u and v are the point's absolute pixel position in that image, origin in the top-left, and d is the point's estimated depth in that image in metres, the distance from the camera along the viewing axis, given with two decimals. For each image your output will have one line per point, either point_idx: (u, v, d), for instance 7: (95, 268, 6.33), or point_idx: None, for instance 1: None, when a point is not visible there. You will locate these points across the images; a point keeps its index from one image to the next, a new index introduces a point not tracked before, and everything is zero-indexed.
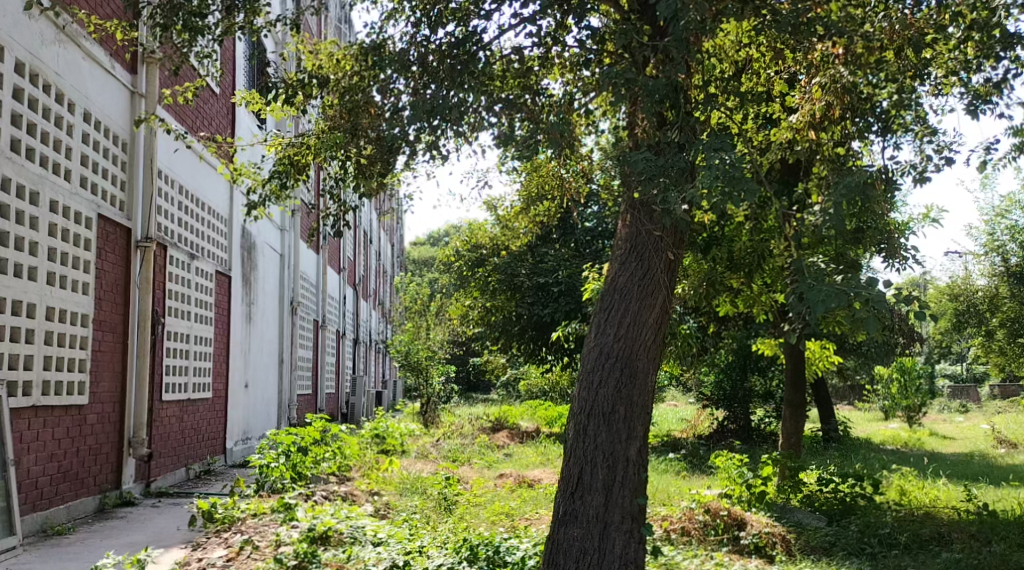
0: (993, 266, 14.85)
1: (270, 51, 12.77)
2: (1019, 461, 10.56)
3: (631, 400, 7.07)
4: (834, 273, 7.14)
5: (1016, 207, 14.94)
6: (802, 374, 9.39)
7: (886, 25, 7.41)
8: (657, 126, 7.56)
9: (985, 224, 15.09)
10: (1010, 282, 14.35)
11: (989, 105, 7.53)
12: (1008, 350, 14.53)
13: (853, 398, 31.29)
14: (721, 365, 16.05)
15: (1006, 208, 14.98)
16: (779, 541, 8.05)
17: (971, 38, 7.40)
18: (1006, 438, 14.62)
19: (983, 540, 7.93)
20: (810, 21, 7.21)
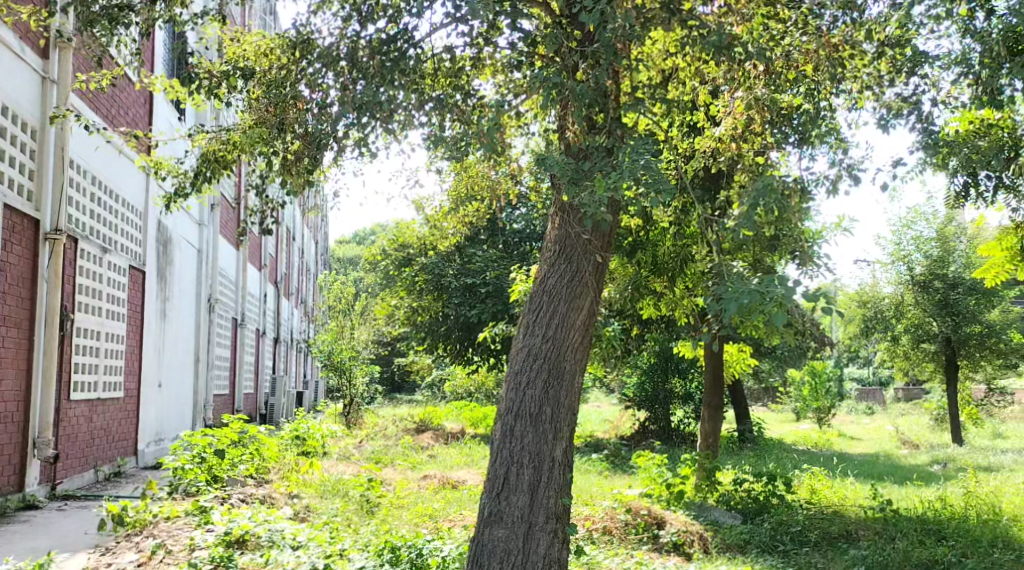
0: (899, 274, 16.23)
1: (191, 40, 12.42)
2: (922, 461, 11.07)
3: (558, 400, 7.13)
4: (752, 276, 7.39)
5: (920, 218, 15.80)
6: (721, 375, 9.61)
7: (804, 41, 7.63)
8: (586, 130, 7.61)
9: (893, 234, 16.04)
10: (914, 290, 15.99)
11: (899, 120, 7.90)
12: (913, 354, 16.45)
13: (768, 399, 32.29)
14: (644, 367, 16.34)
15: (911, 220, 15.87)
16: (696, 540, 8.29)
17: (884, 54, 7.74)
18: (909, 440, 15.35)
19: (887, 537, 8.31)
20: (730, 37, 7.29)
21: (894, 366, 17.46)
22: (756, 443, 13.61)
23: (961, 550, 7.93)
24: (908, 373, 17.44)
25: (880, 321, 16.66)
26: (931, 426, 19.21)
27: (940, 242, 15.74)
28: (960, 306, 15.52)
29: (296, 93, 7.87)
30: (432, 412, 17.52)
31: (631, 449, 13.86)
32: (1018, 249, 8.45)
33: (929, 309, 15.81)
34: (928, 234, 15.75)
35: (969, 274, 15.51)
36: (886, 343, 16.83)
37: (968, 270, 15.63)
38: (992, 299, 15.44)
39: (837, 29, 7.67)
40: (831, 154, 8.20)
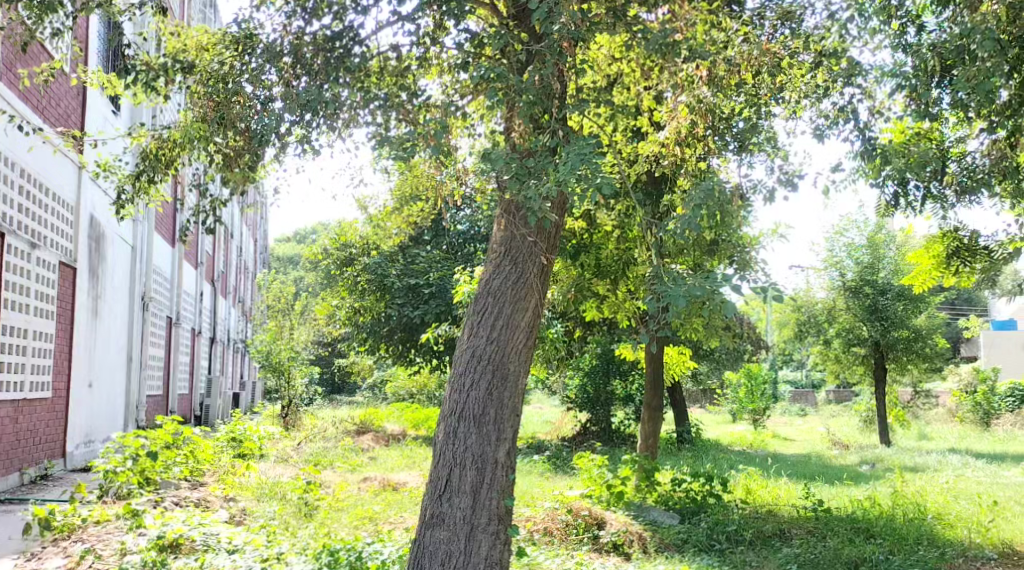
0: (832, 280, 16.68)
1: (132, 33, 12.01)
2: (852, 462, 11.38)
3: (502, 402, 7.13)
4: (692, 277, 7.52)
5: (852, 225, 16.26)
6: (662, 376, 9.72)
7: (745, 50, 7.71)
8: (532, 131, 7.59)
9: (826, 241, 16.51)
10: (846, 296, 16.44)
11: (833, 129, 8.11)
12: (844, 358, 16.82)
13: (705, 402, 32.76)
14: (585, 369, 16.32)
15: (843, 227, 16.33)
16: (635, 540, 8.39)
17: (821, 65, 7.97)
18: (839, 442, 15.77)
19: (818, 536, 8.53)
20: (674, 43, 7.39)
21: (826, 369, 17.86)
22: (695, 444, 13.87)
23: (888, 547, 8.19)
24: (840, 376, 17.83)
25: (813, 325, 17.06)
26: (861, 428, 19.70)
27: (871, 248, 16.36)
28: (889, 311, 16.03)
29: (239, 89, 7.75)
30: (375, 415, 17.26)
31: (572, 450, 13.93)
32: (943, 256, 8.84)
33: (859, 314, 16.26)
34: (860, 241, 16.34)
35: (898, 280, 16.07)
36: (818, 347, 17.21)
37: (897, 276, 16.18)
38: (919, 305, 16.17)
39: (777, 40, 7.78)
40: (768, 162, 8.37)
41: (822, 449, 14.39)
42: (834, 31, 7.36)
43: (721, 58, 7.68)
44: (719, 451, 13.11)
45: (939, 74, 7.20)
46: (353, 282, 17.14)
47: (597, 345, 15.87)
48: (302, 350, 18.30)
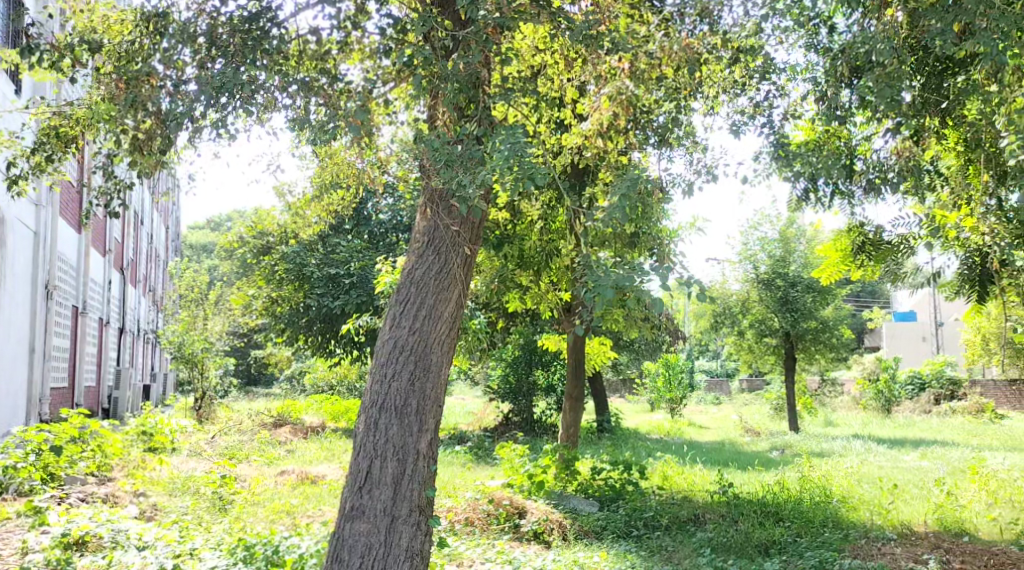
0: (745, 272, 17.13)
1: (32, 7, 11.33)
2: (763, 449, 11.73)
3: (424, 393, 6.96)
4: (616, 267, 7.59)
5: (765, 220, 16.70)
6: (583, 366, 9.81)
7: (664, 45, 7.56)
8: (457, 119, 7.48)
9: (740, 235, 16.91)
10: (759, 288, 16.93)
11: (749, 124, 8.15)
12: (756, 348, 17.36)
13: (625, 391, 33.21)
14: (508, 360, 16.14)
15: (757, 222, 16.75)
16: (556, 527, 8.46)
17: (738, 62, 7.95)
18: (751, 429, 16.25)
19: (730, 519, 8.77)
20: (597, 34, 7.35)
21: (739, 359, 18.32)
22: (614, 433, 14.14)
23: (796, 530, 8.46)
24: (753, 366, 18.27)
25: (728, 316, 17.46)
26: (771, 416, 20.30)
27: (783, 243, 16.77)
28: (799, 303, 16.64)
29: (149, 69, 7.39)
30: (291, 406, 16.94)
31: (493, 440, 13.97)
32: (852, 251, 8.92)
33: (771, 306, 16.80)
34: (772, 236, 16.70)
35: (808, 273, 16.58)
36: (732, 338, 17.59)
37: (807, 269, 16.68)
38: (826, 297, 16.77)
39: (696, 36, 7.71)
40: (687, 157, 8.44)
41: (733, 437, 14.79)
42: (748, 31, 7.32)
43: (641, 51, 7.64)
44: (637, 440, 13.22)
45: (847, 76, 7.31)
46: (271, 272, 16.72)
47: (520, 336, 15.89)
48: (216, 341, 17.81)
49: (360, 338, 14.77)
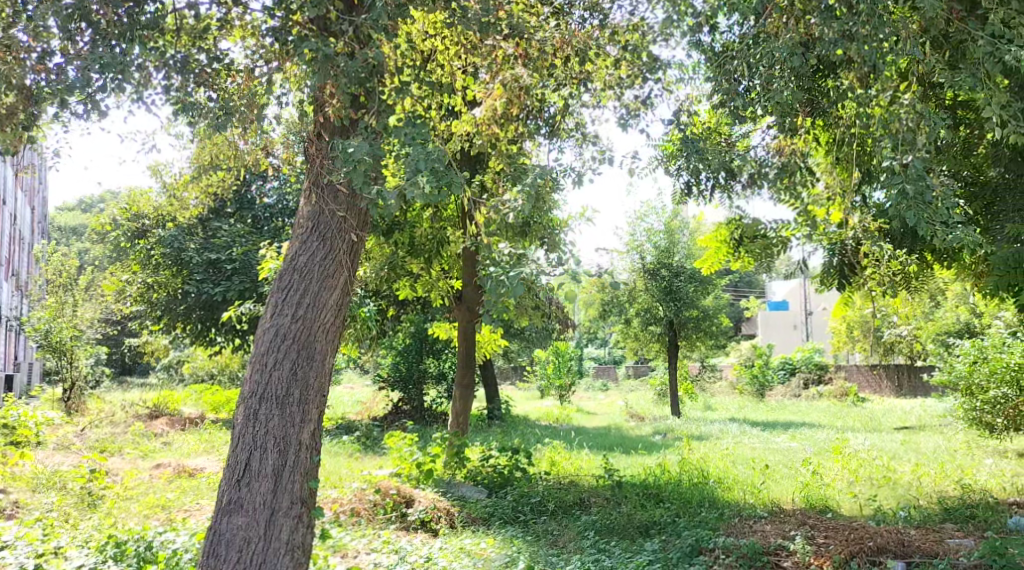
0: (633, 263, 17.45)
1: None
2: (647, 433, 12.00)
3: (307, 382, 6.61)
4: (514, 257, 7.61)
5: (651, 212, 17.04)
6: (474, 354, 9.79)
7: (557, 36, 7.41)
8: (351, 108, 6.92)
9: (628, 226, 17.19)
10: (646, 278, 17.30)
11: (637, 119, 7.85)
12: (641, 335, 17.73)
13: (514, 377, 33.50)
14: (398, 348, 15.58)
15: (643, 213, 17.06)
16: (443, 516, 8.42)
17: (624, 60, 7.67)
18: (637, 415, 16.64)
19: (614, 502, 8.88)
20: (495, 22, 7.03)
21: (625, 346, 18.72)
22: (504, 421, 14.24)
23: (675, 510, 8.64)
24: (638, 353, 18.65)
25: (616, 305, 17.80)
26: (655, 401, 20.85)
27: (667, 234, 17.12)
28: (682, 293, 17.14)
29: (10, 40, 6.77)
30: (168, 396, 16.26)
31: (381, 430, 13.81)
32: (730, 241, 9.06)
33: (656, 295, 17.24)
34: (658, 227, 17.02)
35: (690, 264, 17.10)
36: (619, 326, 17.90)
37: (690, 260, 17.20)
38: (707, 287, 17.27)
39: (585, 30, 7.67)
40: (577, 148, 8.39)
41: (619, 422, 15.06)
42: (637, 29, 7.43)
43: (533, 39, 7.53)
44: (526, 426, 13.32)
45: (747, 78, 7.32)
46: (147, 256, 15.85)
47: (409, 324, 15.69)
48: (86, 328, 16.92)
49: (242, 326, 14.28)
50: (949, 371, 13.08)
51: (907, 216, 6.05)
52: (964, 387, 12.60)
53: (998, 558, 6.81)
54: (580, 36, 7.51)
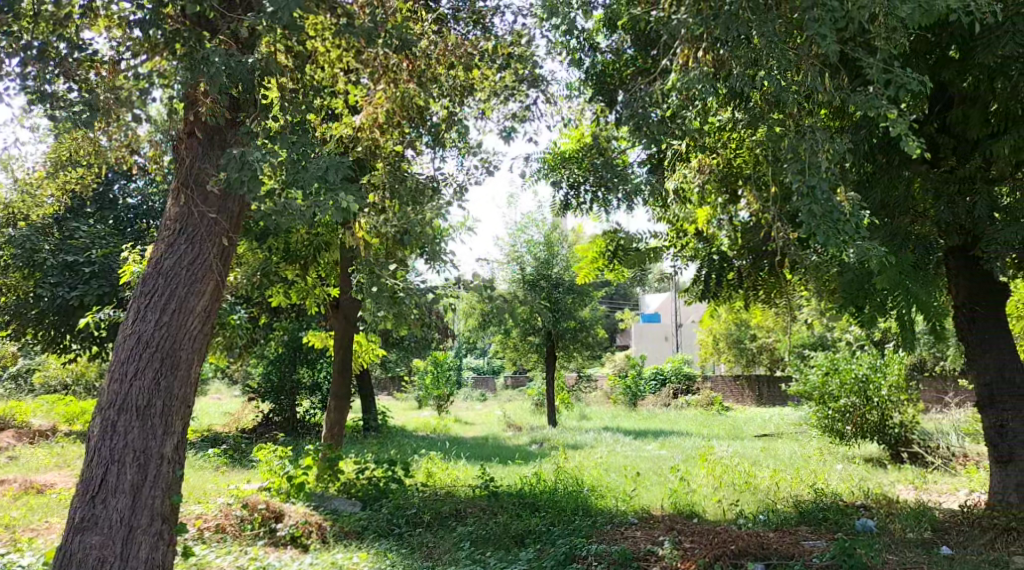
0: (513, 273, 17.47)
1: None
2: (523, 442, 12.03)
3: (171, 392, 6.23)
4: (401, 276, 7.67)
5: (532, 224, 17.10)
6: (350, 364, 9.60)
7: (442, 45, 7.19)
8: (228, 112, 6.58)
9: (509, 237, 17.22)
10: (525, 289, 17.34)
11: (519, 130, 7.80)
12: (521, 346, 17.80)
13: (390, 388, 33.08)
14: (270, 357, 15.07)
15: (524, 225, 17.11)
16: (315, 530, 8.13)
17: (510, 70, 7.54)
18: (514, 425, 16.66)
19: (491, 512, 8.79)
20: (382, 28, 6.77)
21: (504, 357, 18.77)
22: (380, 432, 13.99)
23: (550, 519, 8.60)
24: (516, 363, 18.69)
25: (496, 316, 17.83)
26: (530, 412, 20.95)
27: (547, 246, 17.20)
28: (560, 304, 17.28)
29: None
30: (16, 406, 15.19)
31: (251, 442, 13.27)
32: (608, 251, 8.56)
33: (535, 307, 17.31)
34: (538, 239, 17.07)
35: (569, 276, 17.23)
36: (499, 337, 17.96)
37: (569, 272, 17.31)
38: (584, 299, 17.46)
39: (468, 40, 7.55)
40: (460, 157, 8.22)
41: (496, 432, 15.06)
42: (522, 40, 7.44)
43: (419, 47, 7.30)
44: (404, 438, 13.14)
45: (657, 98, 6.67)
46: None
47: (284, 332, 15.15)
48: None
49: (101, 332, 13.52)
50: (805, 381, 13.58)
51: (814, 234, 5.63)
52: (817, 397, 13.19)
53: (848, 558, 6.78)
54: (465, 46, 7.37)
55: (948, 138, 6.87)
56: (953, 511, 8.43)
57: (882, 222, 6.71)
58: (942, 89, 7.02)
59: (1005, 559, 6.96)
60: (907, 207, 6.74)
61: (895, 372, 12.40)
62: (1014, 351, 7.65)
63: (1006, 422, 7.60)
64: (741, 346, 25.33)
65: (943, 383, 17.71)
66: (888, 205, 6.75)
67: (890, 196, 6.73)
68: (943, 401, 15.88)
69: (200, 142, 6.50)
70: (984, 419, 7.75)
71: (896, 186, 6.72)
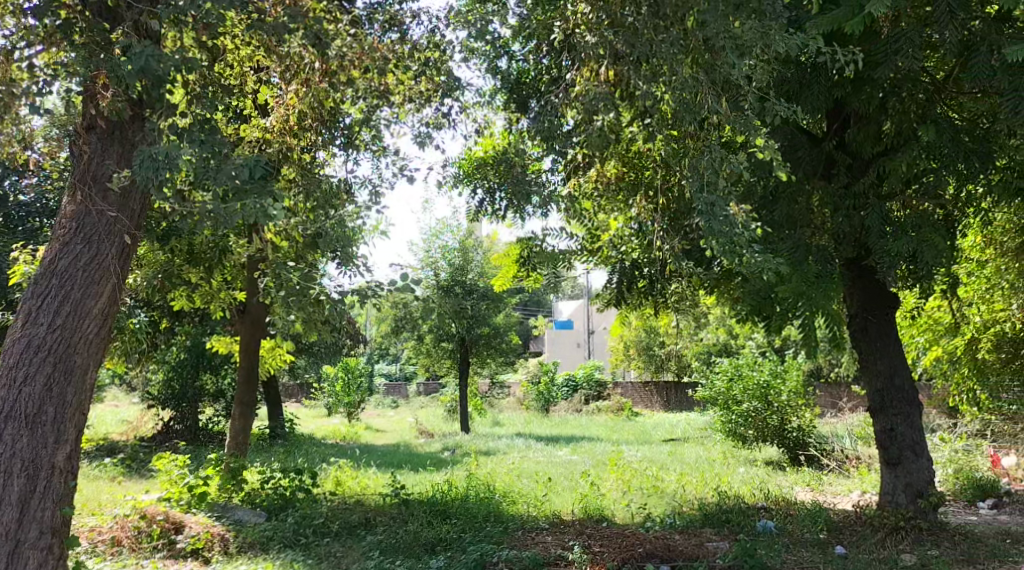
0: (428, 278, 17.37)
1: None
2: (434, 449, 11.89)
3: (64, 399, 5.89)
4: (310, 280, 7.46)
5: (446, 229, 16.86)
6: (256, 371, 9.34)
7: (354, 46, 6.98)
8: (132, 107, 6.21)
9: (423, 242, 16.84)
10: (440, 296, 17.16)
11: (435, 135, 7.63)
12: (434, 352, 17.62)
13: (299, 395, 32.39)
14: (171, 363, 14.52)
15: (439, 230, 16.84)
16: (217, 542, 7.83)
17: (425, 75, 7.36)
18: (425, 431, 16.49)
19: (402, 521, 8.61)
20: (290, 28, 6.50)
21: (417, 362, 18.56)
22: (287, 440, 13.65)
23: (462, 526, 8.45)
24: (429, 369, 18.50)
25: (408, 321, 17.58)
26: (443, 418, 20.78)
27: (461, 252, 16.93)
28: (474, 310, 17.17)
29: None
30: None
31: (149, 452, 12.78)
32: (520, 259, 8.67)
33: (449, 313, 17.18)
34: (452, 244, 16.83)
35: (484, 282, 17.11)
36: (411, 342, 17.74)
37: (483, 279, 17.22)
38: (498, 305, 17.39)
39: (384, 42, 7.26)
40: (372, 160, 8.01)
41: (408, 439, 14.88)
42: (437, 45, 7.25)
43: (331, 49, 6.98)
44: (311, 445, 12.87)
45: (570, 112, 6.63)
46: None
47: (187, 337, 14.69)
48: None
49: None
50: (709, 387, 13.79)
51: None
52: (722, 402, 13.35)
53: (749, 558, 6.81)
54: (379, 48, 7.15)
55: (846, 155, 6.98)
56: (848, 512, 8.57)
57: (783, 234, 6.77)
58: (841, 107, 7.17)
59: (894, 557, 7.06)
60: (806, 221, 6.79)
61: (793, 379, 12.76)
62: (905, 358, 7.82)
63: (896, 426, 7.71)
64: (651, 353, 25.70)
65: (839, 388, 18.25)
66: (791, 219, 6.78)
67: (794, 210, 6.75)
68: (839, 407, 16.36)
69: (99, 138, 6.16)
70: (876, 424, 7.86)
71: (798, 200, 6.79)
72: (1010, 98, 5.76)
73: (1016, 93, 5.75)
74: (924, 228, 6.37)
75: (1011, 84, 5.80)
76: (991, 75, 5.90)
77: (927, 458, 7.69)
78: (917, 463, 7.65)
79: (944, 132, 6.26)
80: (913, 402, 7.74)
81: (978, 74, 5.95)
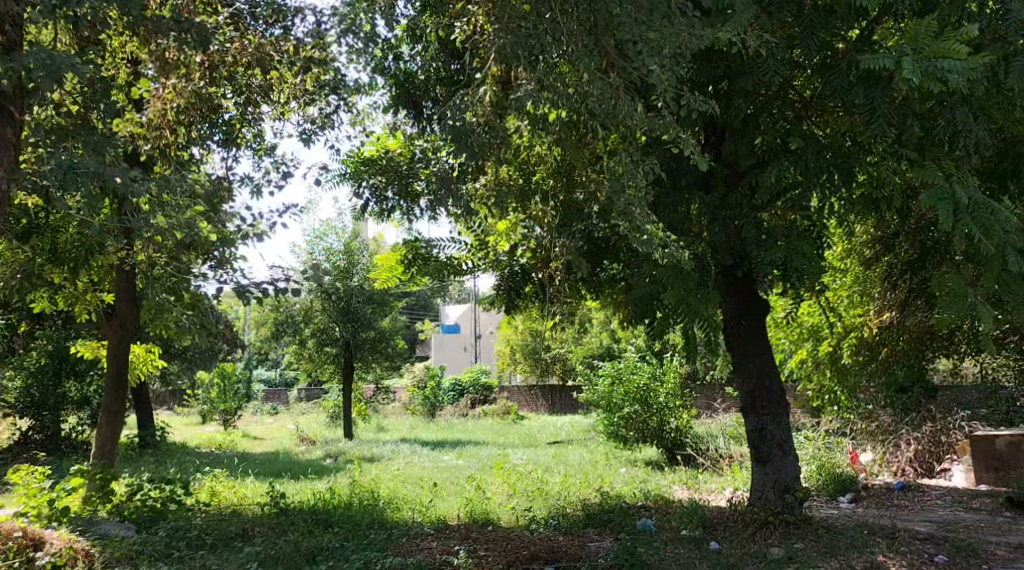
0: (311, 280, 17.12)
1: None
2: (314, 456, 11.58)
3: None
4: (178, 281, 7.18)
5: (332, 231, 16.50)
6: (126, 377, 8.96)
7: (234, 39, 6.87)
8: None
9: (306, 243, 16.51)
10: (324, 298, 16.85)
11: (321, 136, 7.42)
12: (315, 356, 17.24)
13: (174, 404, 31.29)
14: (31, 369, 13.79)
15: (324, 232, 16.48)
16: (81, 558, 7.31)
17: (311, 73, 7.18)
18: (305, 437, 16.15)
19: (280, 531, 8.32)
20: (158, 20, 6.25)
21: (299, 368, 18.17)
22: (158, 449, 13.12)
23: (343, 535, 8.22)
24: (311, 374, 18.15)
25: (289, 324, 17.19)
26: (326, 425, 20.43)
27: (346, 254, 16.74)
28: (358, 314, 16.95)
29: None
30: None
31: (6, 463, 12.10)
32: (406, 262, 8.20)
33: (332, 316, 16.88)
34: (337, 247, 16.56)
35: (369, 285, 16.86)
36: (293, 346, 17.37)
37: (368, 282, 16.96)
38: (383, 309, 17.22)
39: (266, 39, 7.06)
40: (254, 159, 7.75)
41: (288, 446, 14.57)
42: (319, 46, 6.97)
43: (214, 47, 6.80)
44: (184, 453, 12.45)
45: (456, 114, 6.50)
46: None
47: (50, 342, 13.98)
48: None
49: None
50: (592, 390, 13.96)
51: None
52: (604, 405, 13.50)
53: (630, 557, 6.77)
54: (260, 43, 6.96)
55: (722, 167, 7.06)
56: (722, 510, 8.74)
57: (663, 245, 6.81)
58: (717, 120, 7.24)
59: (763, 551, 7.17)
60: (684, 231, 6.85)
61: (671, 382, 13.02)
62: (774, 360, 8.00)
63: (765, 425, 7.88)
64: (537, 356, 25.92)
65: (715, 390, 18.76)
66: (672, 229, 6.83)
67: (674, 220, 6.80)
68: (716, 409, 16.81)
69: None
70: (747, 423, 8.01)
71: (678, 209, 6.85)
72: (862, 112, 5.91)
73: (869, 107, 5.91)
74: (793, 238, 6.55)
75: (865, 97, 5.95)
76: (848, 86, 6.05)
77: (793, 455, 7.88)
78: (786, 460, 7.82)
79: (808, 146, 6.35)
80: (781, 402, 7.92)
81: (838, 87, 6.09)
